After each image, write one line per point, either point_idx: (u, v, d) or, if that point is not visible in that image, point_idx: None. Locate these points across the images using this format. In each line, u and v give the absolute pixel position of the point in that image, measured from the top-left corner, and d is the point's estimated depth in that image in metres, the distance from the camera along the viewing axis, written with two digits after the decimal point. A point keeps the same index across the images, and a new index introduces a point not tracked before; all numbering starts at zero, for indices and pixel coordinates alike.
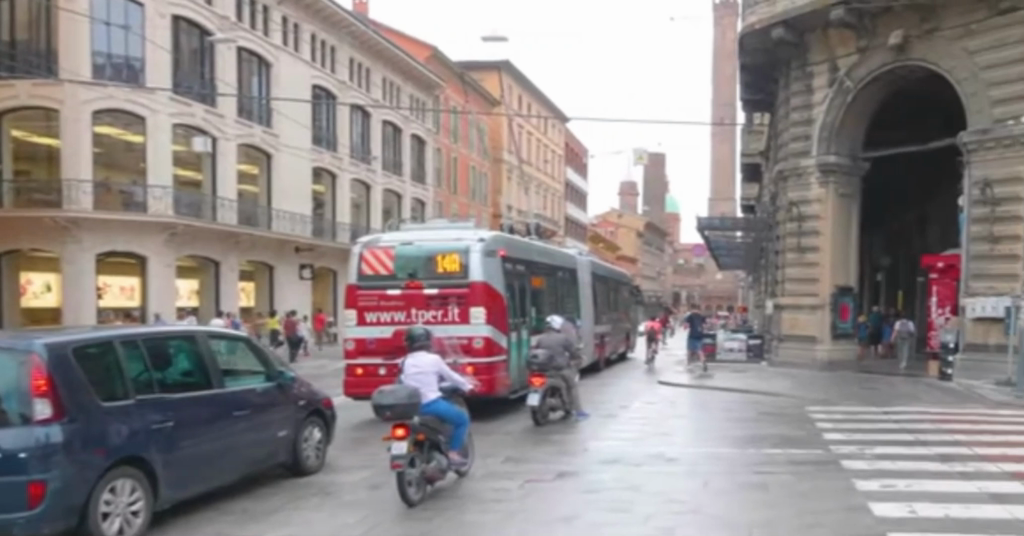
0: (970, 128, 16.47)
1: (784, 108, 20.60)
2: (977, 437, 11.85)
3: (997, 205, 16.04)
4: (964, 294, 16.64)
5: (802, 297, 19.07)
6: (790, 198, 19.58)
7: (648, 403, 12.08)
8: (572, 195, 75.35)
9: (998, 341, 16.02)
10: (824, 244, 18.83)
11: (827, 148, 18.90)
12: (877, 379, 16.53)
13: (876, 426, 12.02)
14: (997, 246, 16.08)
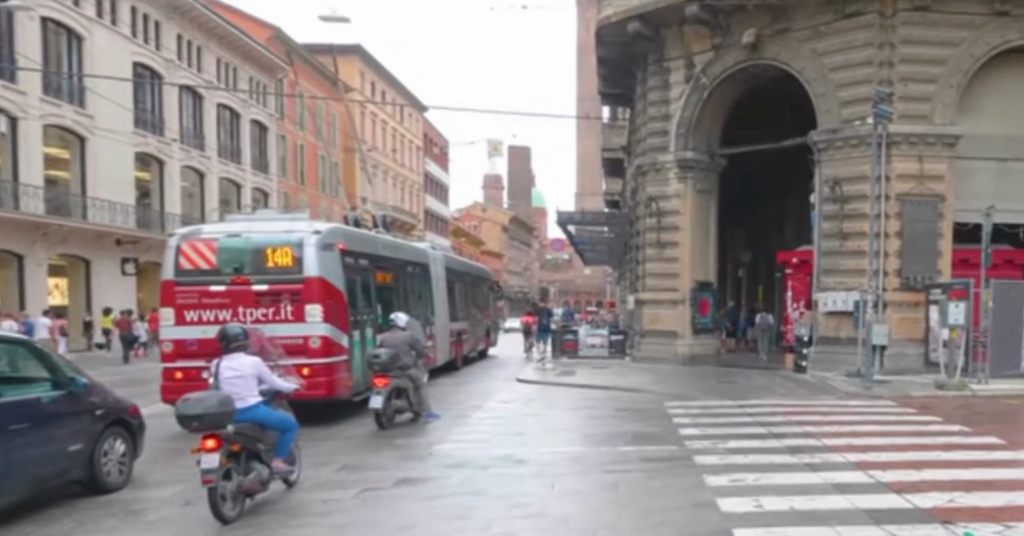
0: (820, 127, 17.05)
1: (642, 103, 20.80)
2: (825, 428, 12.15)
3: (845, 203, 16.64)
4: (816, 289, 17.19)
5: (662, 292, 19.31)
6: (648, 193, 19.75)
7: (505, 402, 11.83)
8: (433, 188, 75.28)
9: (849, 334, 16.58)
10: (683, 240, 19.09)
11: (684, 144, 19.12)
12: (733, 372, 16.89)
13: (730, 419, 12.16)
14: (846, 242, 16.68)
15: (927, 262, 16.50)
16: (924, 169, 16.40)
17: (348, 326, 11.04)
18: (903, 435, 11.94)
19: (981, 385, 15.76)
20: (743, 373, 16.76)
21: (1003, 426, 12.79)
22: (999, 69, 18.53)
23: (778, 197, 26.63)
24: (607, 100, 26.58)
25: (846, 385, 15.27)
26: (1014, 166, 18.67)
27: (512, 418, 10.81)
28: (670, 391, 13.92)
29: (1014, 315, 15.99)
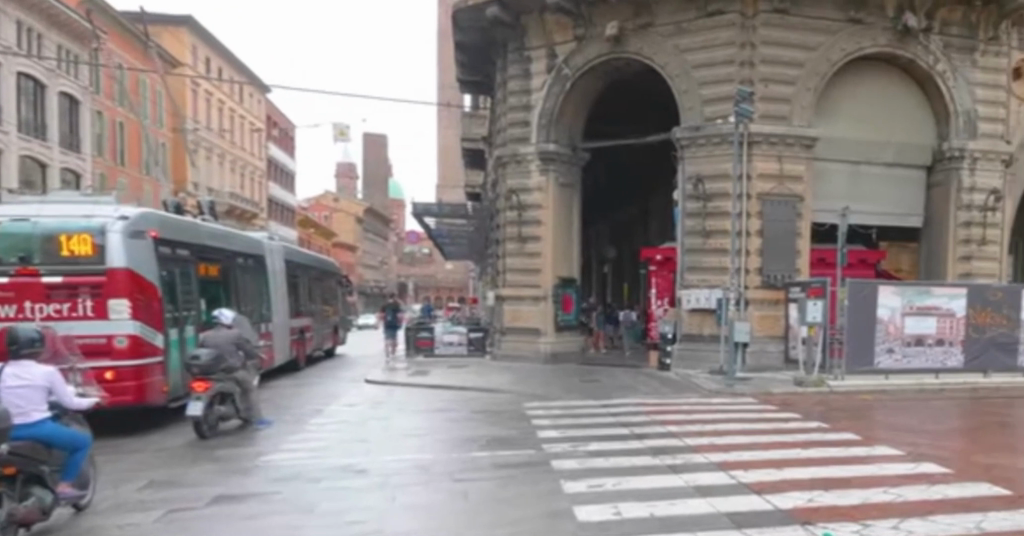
0: (683, 125, 16.98)
1: (502, 91, 20.26)
2: (687, 427, 11.90)
3: (708, 200, 16.62)
4: (680, 286, 17.08)
5: (522, 288, 18.84)
6: (509, 186, 19.18)
7: (350, 405, 11.06)
8: (278, 175, 73.23)
9: (712, 331, 16.59)
10: (545, 234, 18.69)
11: (547, 137, 18.71)
12: (594, 370, 16.60)
13: (590, 420, 11.74)
14: (709, 240, 16.69)
15: (787, 260, 16.73)
16: (783, 169, 16.67)
17: (163, 324, 10.10)
18: (762, 433, 11.82)
19: (838, 380, 16.05)
20: (604, 371, 16.46)
21: (857, 422, 12.91)
22: (852, 74, 19.10)
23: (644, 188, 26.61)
24: (464, 88, 26.04)
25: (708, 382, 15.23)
26: (867, 169, 19.38)
27: (359, 426, 10.03)
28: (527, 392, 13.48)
29: (868, 312, 16.35)
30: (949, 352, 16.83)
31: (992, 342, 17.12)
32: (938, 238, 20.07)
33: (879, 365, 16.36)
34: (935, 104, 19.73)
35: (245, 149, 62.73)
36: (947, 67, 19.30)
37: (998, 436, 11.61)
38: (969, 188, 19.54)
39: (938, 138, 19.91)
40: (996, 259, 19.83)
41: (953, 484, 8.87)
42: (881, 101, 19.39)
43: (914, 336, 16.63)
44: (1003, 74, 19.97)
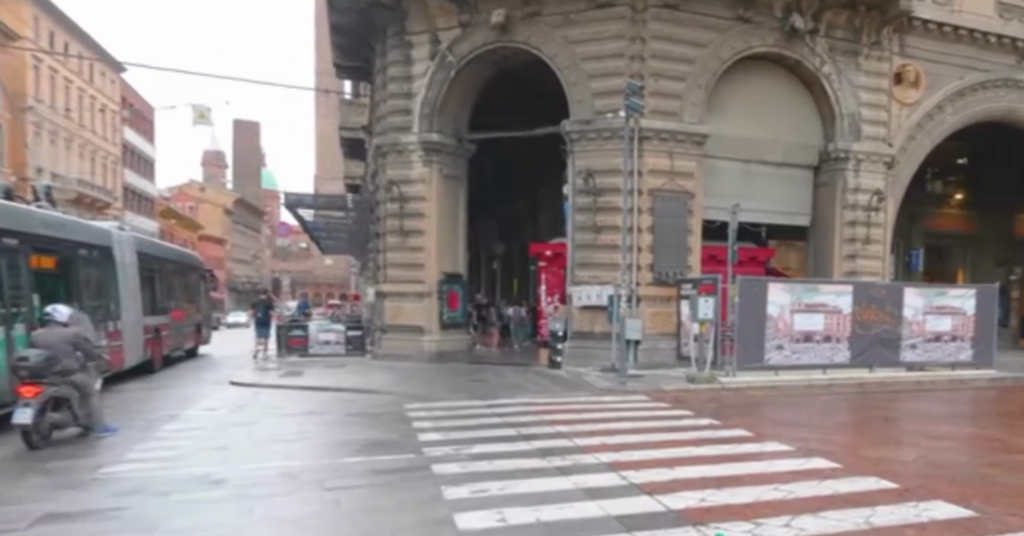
0: (573, 118, 16.67)
1: (381, 77, 19.47)
2: (577, 427, 11.47)
3: (599, 196, 16.37)
4: (570, 282, 16.72)
5: (408, 283, 18.12)
6: (390, 176, 18.47)
7: (210, 411, 10.27)
8: (134, 161, 69.96)
9: (603, 329, 16.31)
10: (429, 227, 18.08)
11: (429, 126, 18.11)
12: (480, 370, 16.03)
13: (476, 424, 11.17)
14: (600, 236, 16.40)
15: (679, 256, 16.68)
16: (675, 165, 16.64)
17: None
18: (652, 431, 11.48)
19: (729, 377, 15.97)
20: (491, 371, 15.92)
21: (746, 418, 12.75)
22: (742, 73, 19.16)
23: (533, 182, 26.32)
24: (342, 73, 25.17)
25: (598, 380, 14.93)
26: (757, 168, 19.49)
27: (219, 434, 9.25)
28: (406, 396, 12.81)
29: (758, 308, 16.33)
30: (836, 348, 17.06)
31: (876, 338, 17.42)
32: (825, 236, 20.37)
33: (769, 362, 16.38)
34: (821, 105, 20.04)
35: (92, 131, 59.34)
36: (832, 68, 19.66)
37: (883, 429, 11.61)
38: (854, 189, 19.91)
39: (824, 139, 20.25)
40: (879, 258, 20.32)
41: (844, 479, 8.66)
42: (770, 101, 19.51)
43: (802, 332, 16.74)
44: (885, 78, 20.46)
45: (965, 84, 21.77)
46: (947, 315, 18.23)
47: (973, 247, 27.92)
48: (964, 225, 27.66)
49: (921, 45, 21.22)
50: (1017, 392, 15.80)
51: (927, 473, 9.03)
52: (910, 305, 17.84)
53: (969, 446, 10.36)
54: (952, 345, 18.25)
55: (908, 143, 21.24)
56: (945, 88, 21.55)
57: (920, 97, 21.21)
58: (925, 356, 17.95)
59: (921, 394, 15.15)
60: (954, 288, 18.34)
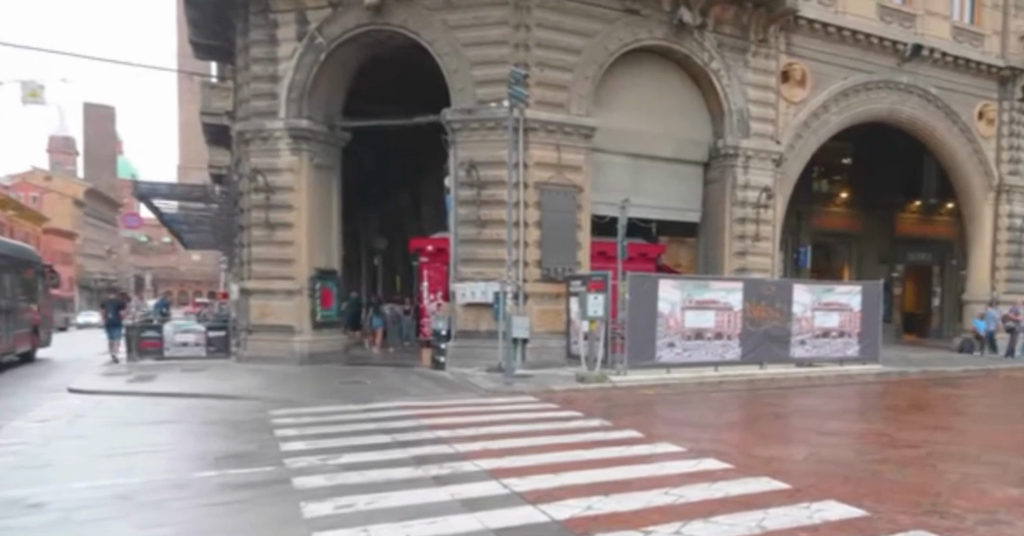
0: (455, 106, 16.70)
1: (242, 57, 18.61)
2: (461, 431, 10.78)
3: (482, 188, 16.54)
4: (454, 278, 16.86)
5: (273, 280, 17.55)
6: (253, 163, 17.79)
7: (44, 423, 9.65)
8: None
9: (489, 328, 16.63)
10: (298, 219, 17.53)
11: (295, 111, 17.57)
12: (361, 384, 15.42)
13: (350, 439, 10.35)
14: (484, 231, 16.54)
15: (566, 254, 17.00)
16: (562, 159, 17.02)
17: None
18: (538, 434, 10.86)
19: (619, 375, 15.55)
20: (371, 385, 15.21)
21: (637, 418, 12.32)
22: (631, 67, 18.91)
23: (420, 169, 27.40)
24: (198, 52, 23.82)
25: (493, 391, 14.43)
26: (647, 164, 19.29)
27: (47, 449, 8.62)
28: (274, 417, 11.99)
29: (649, 305, 15.98)
30: (728, 345, 16.87)
31: (766, 334, 17.33)
32: (715, 233, 20.34)
33: (661, 360, 16.05)
34: (710, 101, 20.02)
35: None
36: (721, 65, 19.63)
37: (773, 426, 11.32)
38: (743, 185, 20.01)
39: (714, 136, 20.23)
40: (768, 255, 20.48)
41: (735, 480, 8.19)
42: (659, 96, 19.34)
43: (693, 329, 16.48)
44: (772, 77, 20.55)
45: (850, 84, 22.02)
46: (834, 312, 18.29)
47: (855, 245, 28.74)
48: (849, 224, 28.39)
49: (807, 45, 21.33)
50: (901, 385, 16.00)
51: (819, 471, 8.64)
52: (798, 302, 17.82)
53: (857, 441, 10.10)
54: (839, 340, 18.34)
55: (795, 141, 21.36)
56: (829, 87, 21.77)
57: (806, 96, 21.35)
58: (814, 351, 17.95)
59: (809, 389, 15.08)
60: (840, 284, 18.43)
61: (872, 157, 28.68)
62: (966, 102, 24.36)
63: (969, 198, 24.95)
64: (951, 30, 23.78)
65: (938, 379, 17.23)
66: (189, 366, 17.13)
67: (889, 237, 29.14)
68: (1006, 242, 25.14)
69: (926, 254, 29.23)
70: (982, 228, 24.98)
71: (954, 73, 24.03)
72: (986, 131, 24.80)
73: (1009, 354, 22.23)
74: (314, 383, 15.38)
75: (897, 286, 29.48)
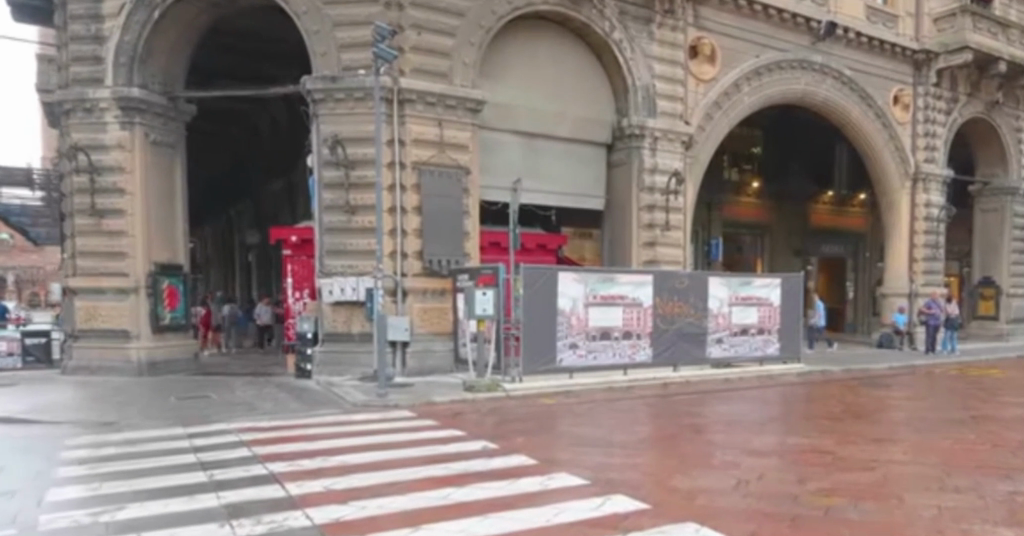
0: (315, 73, 15.67)
1: (59, 15, 18.54)
2: (303, 462, 8.84)
3: (350, 168, 15.69)
4: (320, 274, 15.95)
5: (105, 278, 17.89)
6: (75, 140, 17.92)
7: None
8: None
9: (361, 330, 15.84)
10: (133, 207, 17.95)
11: (125, 79, 17.88)
12: (210, 416, 13.15)
13: (155, 485, 8.16)
14: (355, 218, 15.75)
15: (453, 244, 15.87)
16: (443, 135, 15.85)
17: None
18: (402, 464, 8.52)
19: (513, 383, 13.40)
20: (221, 418, 12.85)
21: (528, 437, 10.08)
22: (522, 37, 17.18)
23: (286, 144, 26.66)
24: (17, 17, 20.93)
25: (363, 416, 12.24)
26: (541, 144, 17.53)
27: None
28: (58, 470, 9.44)
29: (546, 300, 13.88)
30: (637, 346, 14.93)
31: (680, 334, 15.47)
32: (621, 222, 18.58)
33: (562, 363, 13.98)
34: (612, 76, 18.34)
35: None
36: (623, 35, 17.88)
37: (691, 444, 9.27)
38: (650, 169, 18.28)
39: (617, 114, 18.55)
40: (679, 246, 18.81)
41: (651, 529, 6.01)
42: (554, 69, 17.62)
43: (598, 329, 14.48)
44: (679, 51, 18.84)
45: (762, 62, 20.44)
46: (752, 306, 16.58)
47: (767, 237, 27.52)
48: (762, 215, 27.17)
49: (715, 18, 19.64)
50: (827, 386, 14.37)
51: (755, 508, 6.51)
52: (713, 297, 16.00)
53: (796, 464, 8.08)
54: (758, 338, 16.64)
55: (705, 122, 19.70)
56: (742, 65, 20.17)
57: (716, 74, 19.69)
58: (731, 351, 16.19)
59: (726, 394, 13.16)
60: (759, 277, 16.71)
61: (785, 146, 27.57)
62: (880, 86, 23.25)
63: (886, 185, 23.78)
64: (864, 9, 22.65)
65: (863, 379, 15.61)
66: (16, 399, 15.43)
67: (803, 227, 28.15)
68: (923, 231, 24.13)
69: (838, 246, 28.75)
70: (900, 217, 23.94)
71: (868, 55, 22.84)
72: (901, 116, 23.83)
73: (929, 349, 21.09)
74: (153, 421, 13.03)
75: (811, 279, 28.49)
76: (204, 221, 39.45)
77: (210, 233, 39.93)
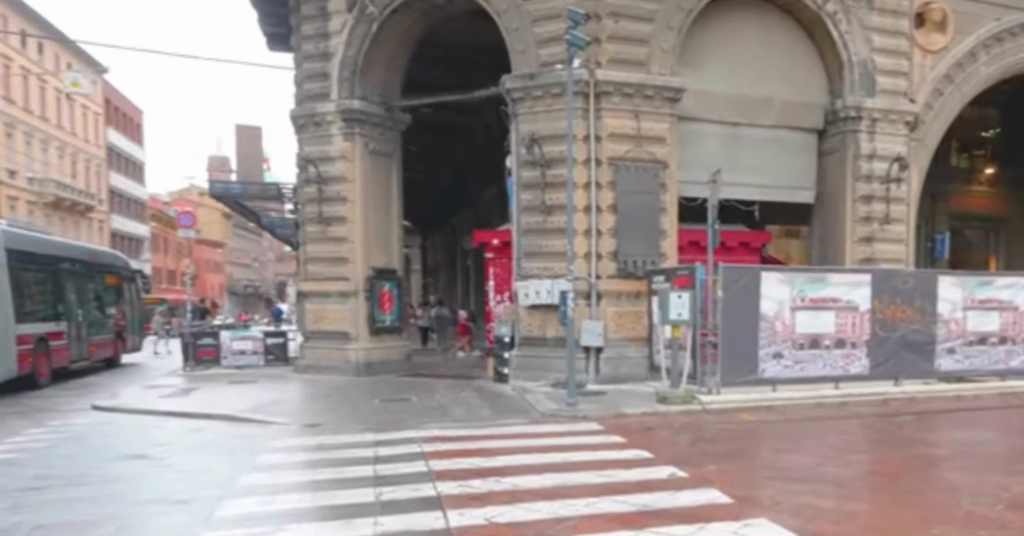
0: (516, 71, 15.55)
1: (294, 35, 19.85)
2: (474, 484, 8.59)
3: (548, 167, 15.34)
4: (517, 276, 15.73)
5: (329, 283, 18.84)
6: (307, 152, 19.06)
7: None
8: (95, 177, 69.93)
9: (556, 334, 15.30)
10: (352, 215, 18.66)
11: (348, 92, 18.62)
12: (406, 420, 13.23)
13: (327, 502, 8.16)
14: (551, 219, 15.37)
15: (649, 243, 15.06)
16: (641, 128, 15.02)
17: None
18: (578, 495, 7.92)
19: (711, 395, 12.45)
20: (412, 423, 12.87)
21: (724, 463, 9.12)
22: (726, 20, 16.03)
23: (497, 151, 26.54)
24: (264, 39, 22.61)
25: (551, 427, 11.74)
26: (746, 133, 16.31)
27: None
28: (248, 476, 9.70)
29: (749, 303, 12.82)
30: (852, 356, 13.37)
31: (903, 342, 13.73)
32: (832, 216, 16.92)
33: (765, 375, 12.84)
34: (825, 56, 16.69)
35: (47, 121, 61.00)
36: (838, 7, 16.24)
37: (923, 487, 7.93)
38: (868, 155, 16.48)
39: (831, 96, 16.84)
40: (902, 241, 16.85)
41: None
42: (764, 52, 16.31)
43: (807, 336, 13.14)
44: (905, 20, 16.82)
45: (1003, 26, 17.89)
46: (993, 310, 14.47)
47: (1003, 232, 24.91)
48: (996, 205, 24.62)
49: None
50: None
51: None
52: (945, 299, 14.08)
53: None
54: (1000, 349, 14.46)
55: (934, 99, 17.48)
56: (980, 31, 17.71)
57: (946, 43, 17.44)
58: (966, 364, 14.19)
59: (960, 415, 11.44)
60: (1002, 277, 14.49)
61: None
62: None
63: None
64: None
65: None
66: (244, 397, 16.49)
67: None
68: None
69: None
70: None
71: None
72: None
73: None
74: (355, 424, 13.32)
75: None
76: (434, 226, 41.30)
77: (437, 239, 41.73)
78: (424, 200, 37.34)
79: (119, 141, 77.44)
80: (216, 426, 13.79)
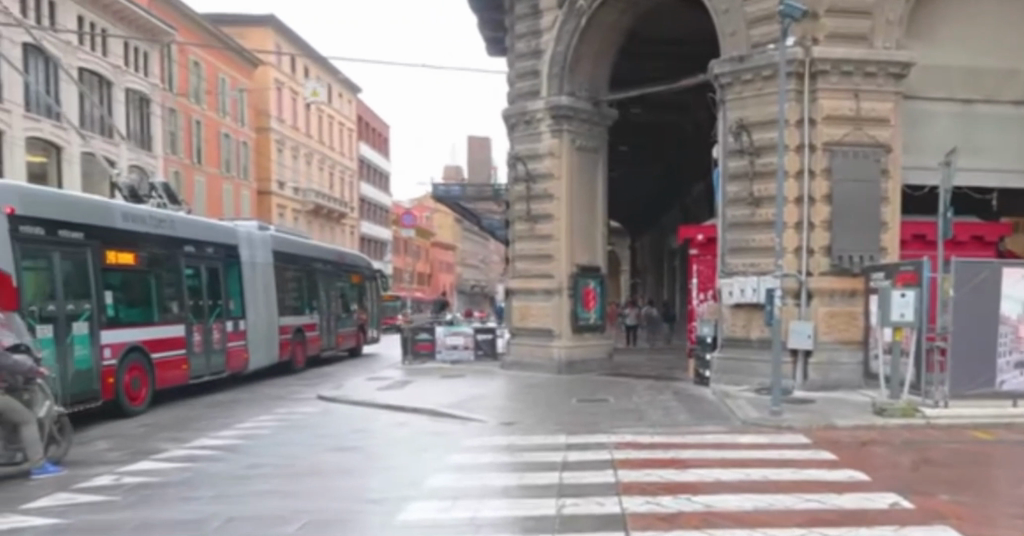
0: (725, 55, 14.67)
1: (509, 35, 20.02)
2: (664, 502, 7.70)
3: (756, 156, 14.35)
4: (721, 273, 14.90)
5: (534, 281, 18.84)
6: (517, 150, 19.16)
7: (171, 480, 8.46)
8: (346, 186, 75.20)
9: (760, 336, 14.31)
10: (558, 213, 18.49)
11: (557, 89, 18.45)
12: (600, 423, 12.80)
13: (500, 509, 7.51)
14: (759, 211, 14.36)
15: (868, 237, 13.68)
16: (860, 109, 13.67)
17: (150, 347, 14.40)
18: (781, 523, 6.93)
19: (936, 408, 11.14)
20: (606, 427, 12.42)
21: (959, 494, 7.82)
22: None
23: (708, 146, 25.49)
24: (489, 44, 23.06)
25: (752, 437, 10.86)
26: (984, 113, 14.51)
27: (123, 509, 7.25)
28: (431, 467, 9.44)
29: (988, 304, 11.31)
30: None
31: None
32: None
33: (1003, 387, 11.25)
34: None
35: (311, 136, 66.30)
36: None
37: None
38: None
39: None
40: None
41: None
42: (1006, 21, 14.43)
43: None
44: None
45: None
46: None
47: None
48: None
49: None
50: None
51: None
52: None
53: None
54: None
55: None
56: None
57: None
58: None
59: None
60: None
61: None
62: None
63: None
64: None
65: None
66: (449, 392, 16.79)
67: None
68: None
69: None
70: None
71: None
72: None
73: None
74: (549, 424, 13.06)
75: None
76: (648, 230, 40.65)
77: (647, 242, 41.00)
78: (636, 200, 36.55)
79: (368, 152, 82.75)
80: (420, 421, 14.11)
